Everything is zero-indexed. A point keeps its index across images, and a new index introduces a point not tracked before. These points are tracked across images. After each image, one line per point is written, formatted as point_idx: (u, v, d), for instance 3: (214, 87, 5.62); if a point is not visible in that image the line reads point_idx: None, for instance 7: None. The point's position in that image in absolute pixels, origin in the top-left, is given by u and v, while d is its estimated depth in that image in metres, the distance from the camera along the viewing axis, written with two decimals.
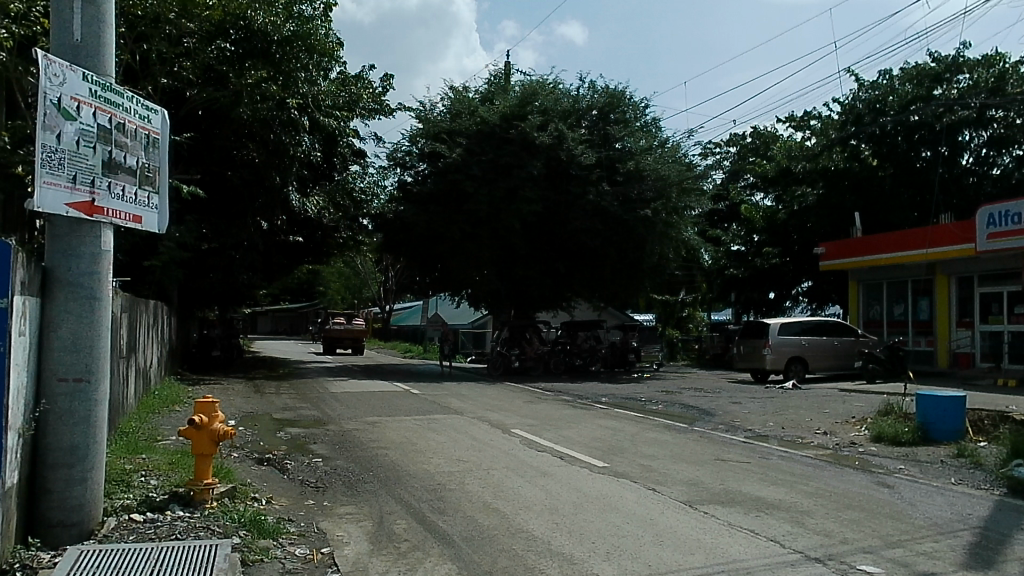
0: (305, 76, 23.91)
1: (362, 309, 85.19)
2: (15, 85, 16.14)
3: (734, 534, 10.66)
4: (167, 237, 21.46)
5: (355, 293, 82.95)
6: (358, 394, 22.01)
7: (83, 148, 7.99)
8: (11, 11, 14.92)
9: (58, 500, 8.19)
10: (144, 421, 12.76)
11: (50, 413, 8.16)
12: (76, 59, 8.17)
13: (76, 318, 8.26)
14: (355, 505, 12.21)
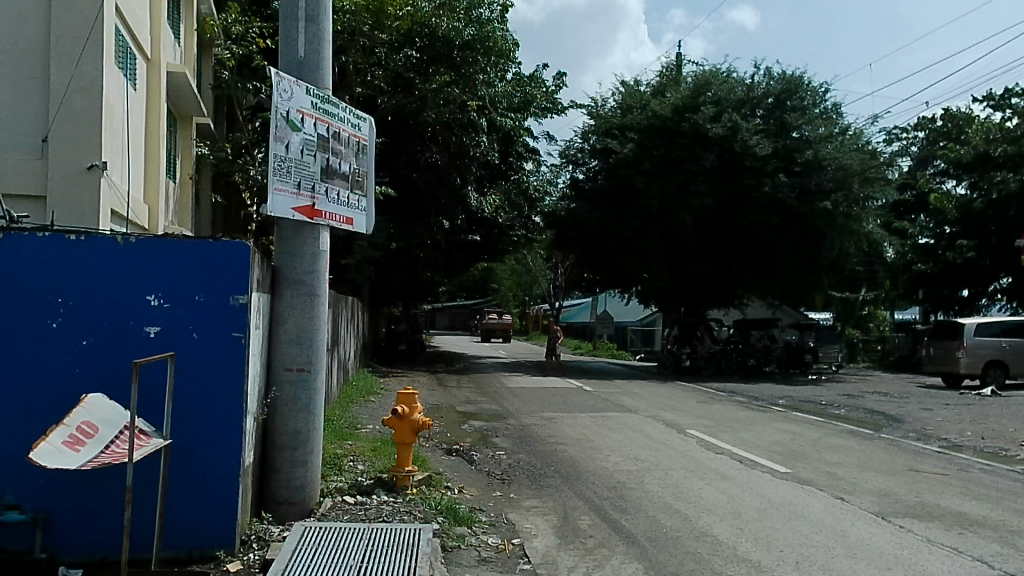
0: (483, 78, 24.51)
1: (532, 306, 87.08)
2: (235, 99, 17.87)
3: (935, 551, 9.80)
4: (360, 236, 22.90)
5: (527, 291, 85.02)
6: (533, 389, 22.44)
7: (307, 157, 8.66)
8: (234, 33, 16.32)
9: (285, 479, 8.93)
10: (345, 409, 13.60)
11: (279, 400, 8.93)
12: (300, 74, 8.87)
13: (300, 313, 8.96)
14: (540, 499, 12.40)
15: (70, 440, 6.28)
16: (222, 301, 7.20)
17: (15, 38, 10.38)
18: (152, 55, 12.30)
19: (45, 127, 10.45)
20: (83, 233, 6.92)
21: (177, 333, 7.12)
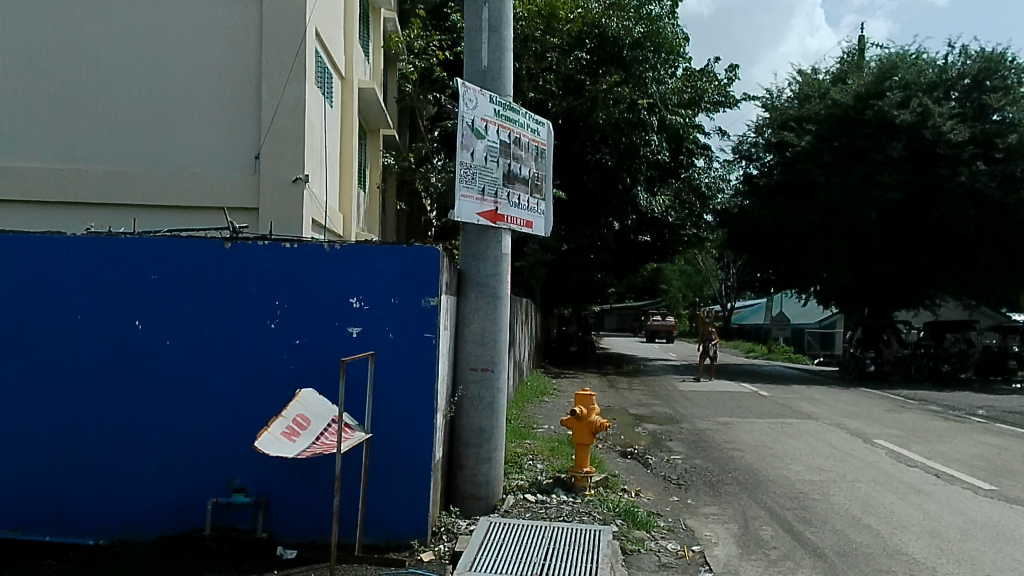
0: (653, 76, 24.35)
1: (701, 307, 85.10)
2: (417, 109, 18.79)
3: None
4: (531, 239, 23.28)
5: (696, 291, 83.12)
6: (706, 393, 21.84)
7: (491, 163, 8.93)
8: (416, 47, 17.10)
9: (470, 475, 9.22)
10: (522, 409, 13.87)
11: (465, 398, 9.25)
12: (484, 83, 9.15)
13: (484, 314, 9.26)
14: (719, 506, 12.03)
15: (287, 430, 6.56)
16: (415, 302, 7.27)
17: (231, 64, 11.22)
18: (346, 73, 13.14)
19: (256, 145, 11.24)
20: (295, 241, 7.25)
21: (375, 334, 7.28)
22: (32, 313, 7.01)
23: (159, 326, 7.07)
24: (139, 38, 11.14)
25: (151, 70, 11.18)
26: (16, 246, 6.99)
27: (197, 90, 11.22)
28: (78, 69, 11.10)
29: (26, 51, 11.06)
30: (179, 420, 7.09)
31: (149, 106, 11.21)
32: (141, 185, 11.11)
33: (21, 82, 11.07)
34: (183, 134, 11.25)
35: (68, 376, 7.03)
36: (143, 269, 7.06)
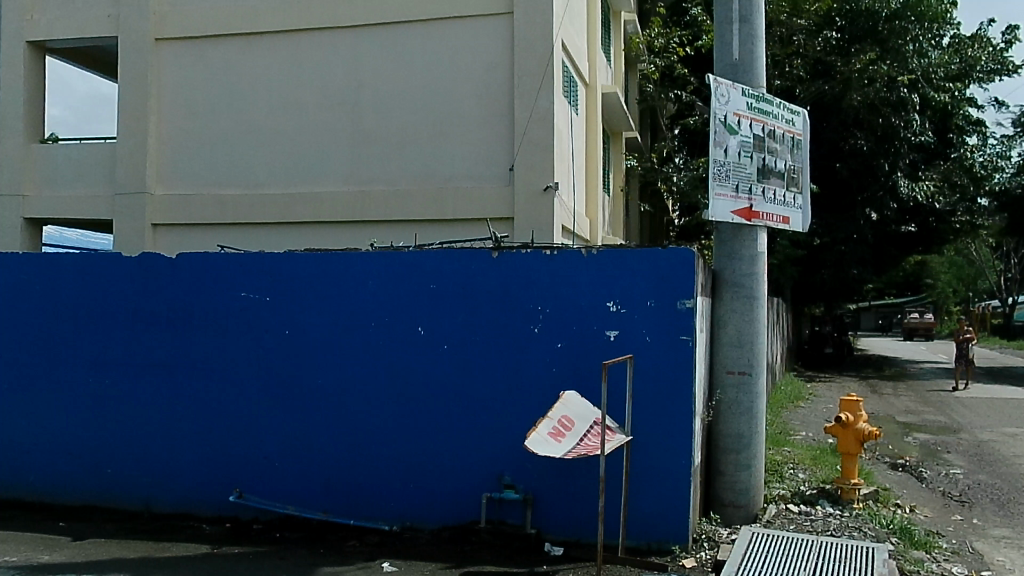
0: (915, 49, 22.52)
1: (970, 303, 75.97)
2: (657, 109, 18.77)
3: None
4: (780, 235, 22.16)
5: (965, 286, 74.32)
6: (986, 400, 19.38)
7: (744, 158, 8.36)
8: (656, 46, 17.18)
9: (729, 482, 8.35)
10: (777, 414, 13.22)
11: (722, 403, 8.44)
12: (735, 76, 8.61)
13: (740, 316, 8.42)
14: (1014, 529, 10.58)
15: (554, 430, 6.22)
16: (670, 306, 6.59)
17: (486, 70, 10.12)
18: (590, 79, 12.59)
19: (512, 154, 10.07)
20: (555, 249, 6.83)
21: (631, 338, 6.68)
22: (321, 320, 6.95)
23: (439, 329, 6.89)
24: (391, 51, 10.33)
25: (404, 83, 10.31)
26: (310, 260, 6.95)
27: (451, 100, 10.21)
28: (334, 88, 10.47)
29: (287, 75, 10.59)
30: (463, 424, 6.85)
31: (403, 121, 10.32)
32: (401, 202, 10.26)
33: (282, 106, 10.61)
34: (435, 144, 10.27)
35: (356, 381, 6.92)
36: (423, 276, 6.91)
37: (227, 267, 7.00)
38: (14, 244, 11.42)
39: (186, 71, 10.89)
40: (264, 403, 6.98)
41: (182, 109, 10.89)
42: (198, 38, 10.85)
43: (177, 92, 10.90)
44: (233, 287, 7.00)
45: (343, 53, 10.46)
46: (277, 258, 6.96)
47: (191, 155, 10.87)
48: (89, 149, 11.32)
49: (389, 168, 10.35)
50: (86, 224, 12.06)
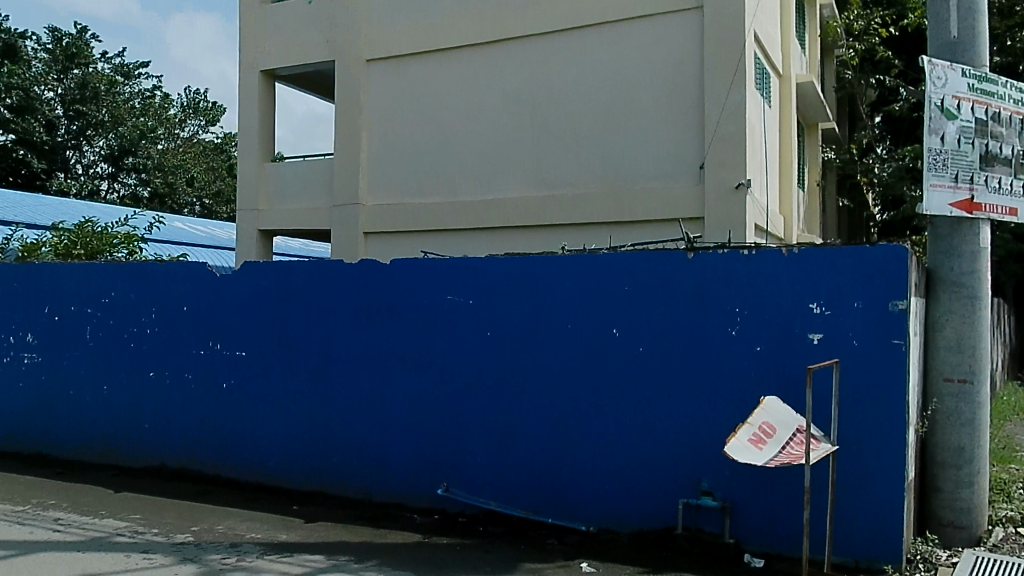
0: None
1: None
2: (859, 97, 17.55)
3: None
4: (999, 227, 20.08)
5: None
6: None
7: (964, 145, 6.97)
8: (856, 29, 16.07)
9: (949, 500, 6.95)
10: (999, 428, 11.95)
11: (939, 413, 7.04)
12: (953, 56, 7.09)
13: (961, 318, 6.96)
14: None
15: (754, 437, 5.66)
16: (878, 308, 5.83)
17: (674, 69, 9.98)
18: (784, 69, 12.02)
19: (702, 152, 9.84)
20: (754, 249, 6.28)
21: (834, 342, 5.96)
22: (521, 320, 6.91)
23: (637, 331, 6.59)
24: (577, 59, 10.49)
25: (596, 86, 10.39)
26: (513, 264, 6.92)
27: (640, 100, 10.16)
28: (528, 97, 10.76)
29: (485, 86, 11.01)
30: (668, 429, 6.50)
31: (593, 125, 10.39)
32: (591, 203, 10.34)
33: (480, 116, 11.05)
34: (623, 143, 10.26)
35: (555, 381, 6.83)
36: (618, 278, 6.65)
37: (435, 272, 7.09)
38: (249, 253, 12.67)
39: (394, 90, 11.60)
40: (466, 401, 7.06)
41: (391, 126, 11.65)
42: (402, 57, 11.54)
43: (386, 110, 11.68)
44: (440, 291, 7.09)
45: (533, 64, 10.73)
46: (481, 262, 6.99)
47: (396, 167, 11.59)
48: (309, 166, 12.36)
49: (579, 168, 10.48)
50: (307, 234, 13.17)
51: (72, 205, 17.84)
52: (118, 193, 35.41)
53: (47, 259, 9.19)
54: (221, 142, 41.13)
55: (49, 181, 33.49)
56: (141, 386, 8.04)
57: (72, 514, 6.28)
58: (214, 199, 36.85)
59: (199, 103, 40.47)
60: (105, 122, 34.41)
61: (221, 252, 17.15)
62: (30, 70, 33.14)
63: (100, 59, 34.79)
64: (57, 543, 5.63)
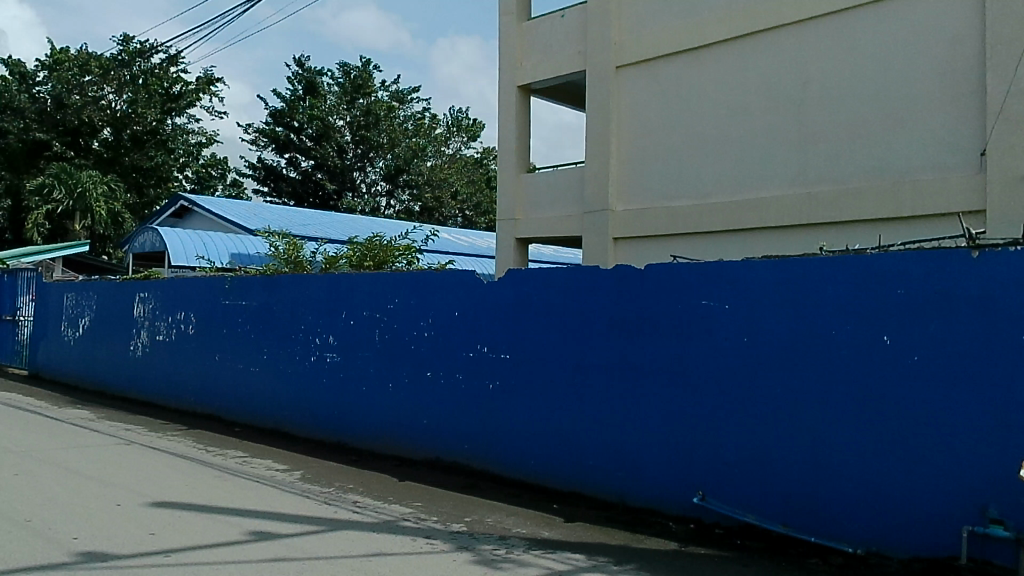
0: None
1: None
2: None
3: None
4: None
5: None
6: None
7: None
8: None
9: None
10: None
11: None
12: None
13: None
14: None
15: None
16: None
17: (948, 48, 9.04)
18: None
19: (983, 136, 8.78)
20: None
21: None
22: (778, 325, 6.43)
23: (909, 338, 5.76)
24: (832, 49, 9.90)
25: (854, 73, 9.72)
26: (769, 267, 6.49)
27: (908, 85, 9.31)
28: (781, 92, 10.33)
29: (736, 84, 10.73)
30: (960, 451, 5.53)
31: (855, 117, 9.71)
32: (854, 199, 9.65)
33: (730, 115, 10.77)
34: (888, 133, 9.46)
35: (813, 391, 6.20)
36: (887, 281, 5.87)
37: (688, 277, 6.92)
38: (507, 260, 13.33)
39: (644, 97, 11.69)
40: (720, 409, 6.72)
41: (639, 135, 11.74)
42: (650, 61, 11.60)
43: (636, 116, 11.78)
44: (695, 295, 6.90)
45: (785, 58, 10.30)
46: (737, 265, 6.66)
47: (648, 171, 11.63)
48: (562, 176, 12.81)
49: (837, 164, 9.87)
50: (558, 241, 13.61)
51: (356, 220, 19.98)
52: (393, 209, 38.61)
53: (342, 269, 10.40)
54: (480, 156, 43.24)
55: (340, 201, 37.51)
56: (419, 384, 8.83)
57: (367, 497, 7.08)
58: (474, 211, 39.54)
59: (462, 121, 42.82)
60: (384, 144, 37.71)
61: (483, 260, 18.30)
62: (326, 103, 37.67)
63: (381, 87, 38.09)
64: (356, 522, 6.37)
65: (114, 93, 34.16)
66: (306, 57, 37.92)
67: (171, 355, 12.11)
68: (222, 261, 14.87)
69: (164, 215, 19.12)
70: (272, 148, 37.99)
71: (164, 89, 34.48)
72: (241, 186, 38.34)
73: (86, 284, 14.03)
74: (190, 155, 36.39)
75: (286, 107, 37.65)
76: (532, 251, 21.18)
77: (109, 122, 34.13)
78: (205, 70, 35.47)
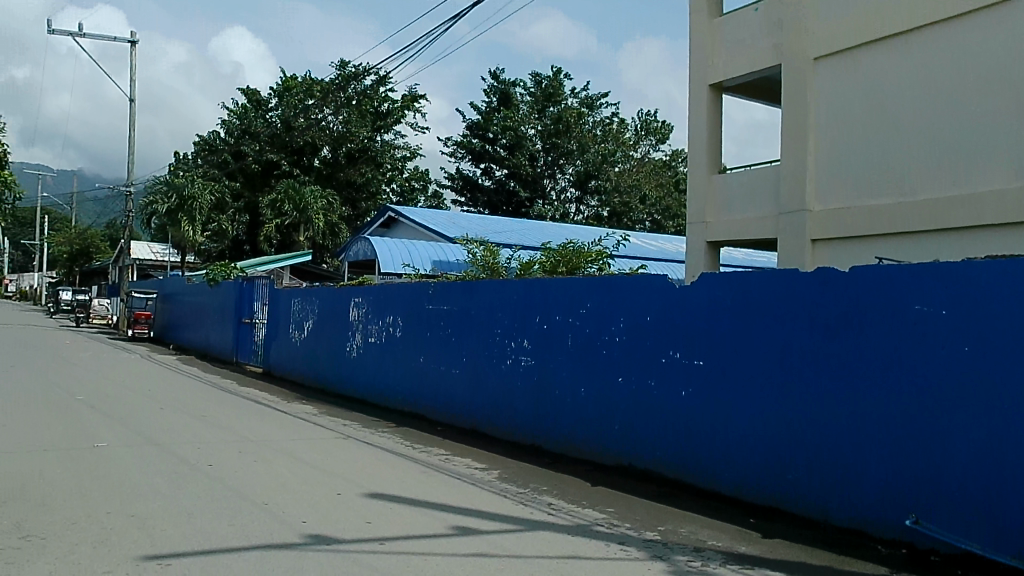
0: None
1: None
2: None
3: None
4: None
5: None
6: None
7: None
8: None
9: None
10: None
11: None
12: None
13: None
14: None
15: None
16: None
17: None
18: None
19: None
20: None
21: None
22: (1004, 332, 5.71)
23: None
24: None
25: None
26: (994, 266, 5.81)
27: None
28: (1008, 72, 9.27)
29: (952, 68, 9.77)
30: None
31: None
32: None
33: (946, 101, 9.86)
34: None
35: None
36: None
37: (899, 280, 6.38)
38: (698, 264, 13.04)
39: (846, 88, 10.95)
40: (935, 423, 6.09)
41: (841, 129, 11.03)
42: (852, 49, 10.87)
43: (837, 109, 11.08)
44: (907, 300, 6.33)
45: (1011, 33, 9.25)
46: (955, 265, 6.03)
47: (853, 168, 10.89)
48: (757, 175, 12.33)
49: None
50: (752, 244, 13.12)
51: (547, 226, 20.43)
52: (583, 215, 38.99)
53: (536, 275, 10.68)
54: (669, 159, 42.48)
55: (532, 209, 38.43)
56: (611, 389, 8.89)
57: (560, 501, 7.23)
58: (663, 214, 38.92)
59: (651, 124, 42.43)
60: (573, 150, 38.31)
61: (674, 266, 17.99)
62: (519, 114, 38.66)
63: (569, 94, 38.71)
64: (552, 524, 6.51)
65: (331, 113, 38.54)
66: (500, 69, 39.17)
67: (381, 355, 13.03)
68: (425, 267, 15.84)
69: (373, 226, 20.59)
70: (469, 160, 39.70)
71: (374, 109, 39.04)
72: (441, 198, 40.35)
73: (311, 290, 15.47)
74: (395, 168, 40.05)
75: (482, 118, 39.18)
76: (725, 256, 20.51)
77: (329, 142, 38.41)
78: (412, 91, 38.82)
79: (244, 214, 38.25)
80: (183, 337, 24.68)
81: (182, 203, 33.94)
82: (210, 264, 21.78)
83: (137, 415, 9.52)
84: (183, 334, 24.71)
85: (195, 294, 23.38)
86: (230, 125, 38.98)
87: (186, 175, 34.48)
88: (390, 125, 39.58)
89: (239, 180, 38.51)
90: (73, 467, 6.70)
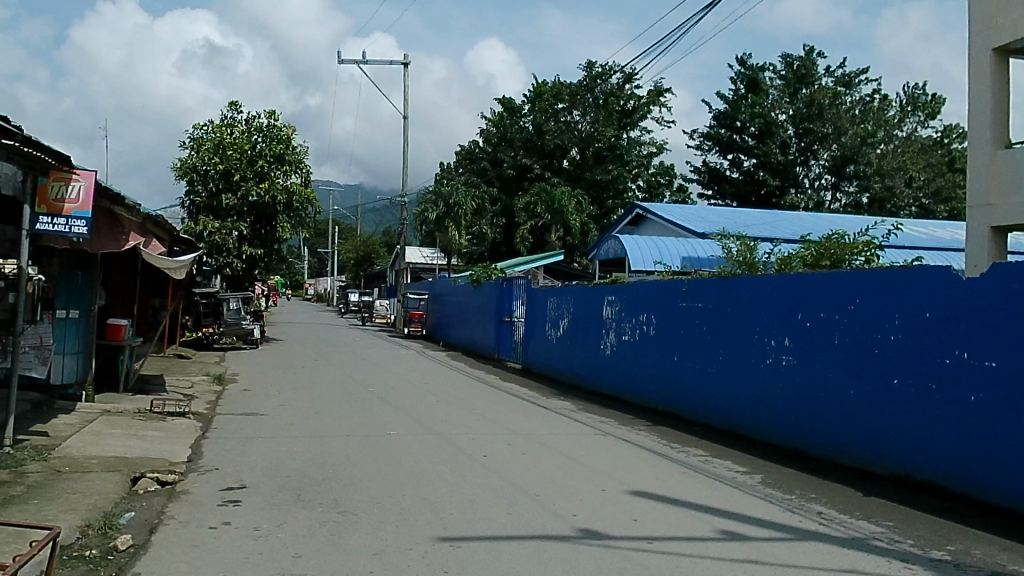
0: None
1: None
2: None
3: None
4: None
5: None
6: None
7: None
8: None
9: None
10: None
11: None
12: None
13: None
14: None
15: None
16: None
17: None
18: None
19: None
20: None
21: None
22: None
23: None
24: None
25: None
26: None
27: None
28: None
29: None
30: None
31: None
32: None
33: None
34: None
35: None
36: None
37: None
38: (981, 253, 11.59)
39: None
40: None
41: None
42: None
43: None
44: None
45: None
46: None
47: None
48: None
49: None
50: None
51: (803, 217, 19.28)
52: (840, 203, 36.51)
53: (797, 269, 10.19)
54: (942, 136, 38.24)
55: (783, 198, 36.56)
56: (886, 393, 8.20)
57: (832, 510, 6.84)
58: (933, 198, 35.38)
59: (919, 98, 38.55)
60: (829, 134, 35.56)
61: (955, 255, 16.31)
62: (769, 99, 36.93)
63: (824, 74, 36.21)
64: (824, 535, 6.18)
65: (580, 115, 39.75)
66: (748, 54, 37.54)
67: (635, 353, 13.14)
68: (675, 263, 15.72)
69: (621, 224, 20.76)
70: (717, 151, 38.52)
71: (620, 107, 39.64)
72: (688, 192, 39.64)
73: (566, 288, 16.07)
74: (642, 165, 40.04)
75: (730, 107, 37.81)
76: (1015, 241, 18.18)
77: (578, 143, 39.44)
78: (657, 85, 38.80)
79: (501, 217, 40.55)
80: (451, 334, 26.77)
81: (449, 210, 36.63)
82: (475, 266, 23.29)
83: (421, 408, 10.46)
84: (451, 333, 26.70)
85: (461, 296, 25.18)
86: (487, 133, 41.44)
87: (451, 183, 37.13)
88: (636, 121, 39.87)
89: (497, 185, 40.89)
90: (375, 454, 7.52)
